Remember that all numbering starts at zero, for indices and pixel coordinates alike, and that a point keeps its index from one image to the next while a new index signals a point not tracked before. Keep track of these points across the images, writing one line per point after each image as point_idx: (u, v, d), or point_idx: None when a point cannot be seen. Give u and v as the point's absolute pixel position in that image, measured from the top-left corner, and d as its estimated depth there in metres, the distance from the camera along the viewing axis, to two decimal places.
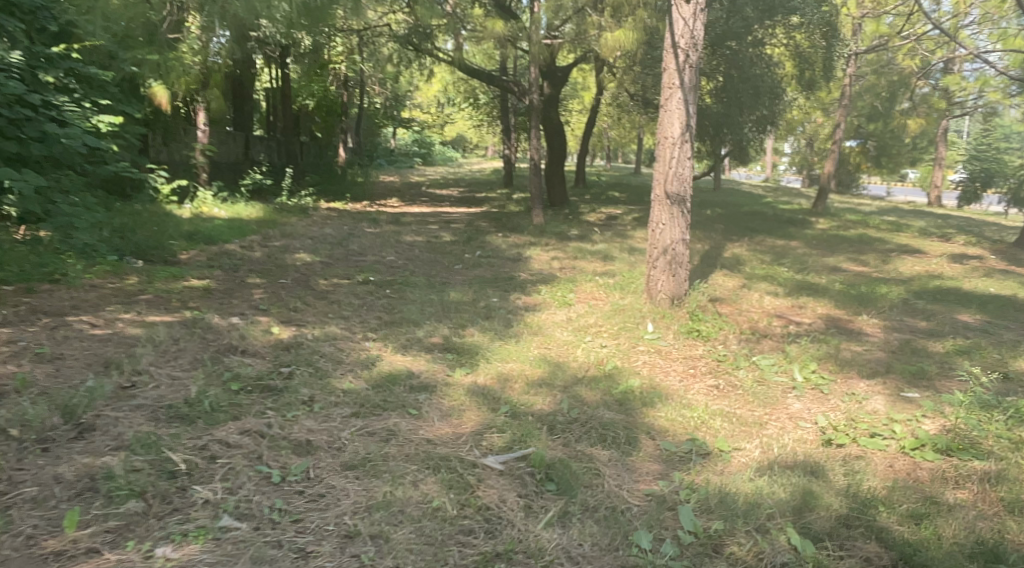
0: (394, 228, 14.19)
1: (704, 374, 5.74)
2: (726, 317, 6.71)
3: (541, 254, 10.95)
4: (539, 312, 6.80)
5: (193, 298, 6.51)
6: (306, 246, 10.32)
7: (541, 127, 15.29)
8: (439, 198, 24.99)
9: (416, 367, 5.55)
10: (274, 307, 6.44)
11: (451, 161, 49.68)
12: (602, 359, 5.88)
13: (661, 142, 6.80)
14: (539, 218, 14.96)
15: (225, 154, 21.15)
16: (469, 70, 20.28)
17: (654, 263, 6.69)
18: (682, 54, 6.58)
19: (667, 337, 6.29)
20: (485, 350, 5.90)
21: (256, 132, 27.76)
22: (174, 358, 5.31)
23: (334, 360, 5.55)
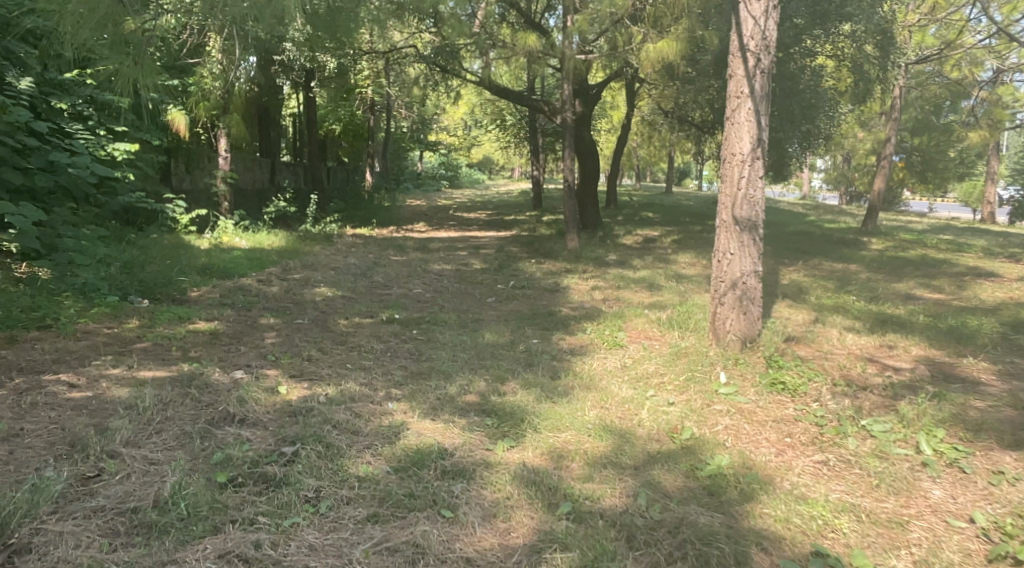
0: (423, 256, 13.50)
1: (805, 447, 4.86)
2: (814, 364, 5.84)
3: (580, 283, 10.15)
4: (590, 359, 5.95)
5: (194, 347, 5.78)
6: (327, 279, 9.62)
7: (574, 147, 14.32)
8: (468, 222, 24.32)
9: (450, 441, 4.70)
10: (285, 357, 5.67)
11: (479, 182, 49.13)
12: (677, 427, 4.99)
13: (728, 160, 6.16)
14: (574, 243, 14.14)
15: (249, 180, 20.68)
16: (497, 90, 19.62)
17: (721, 300, 6.08)
18: (751, 58, 5.97)
19: (748, 393, 5.44)
20: (530, 414, 5.05)
21: (283, 157, 27.24)
22: (155, 434, 4.54)
23: (350, 432, 4.74)
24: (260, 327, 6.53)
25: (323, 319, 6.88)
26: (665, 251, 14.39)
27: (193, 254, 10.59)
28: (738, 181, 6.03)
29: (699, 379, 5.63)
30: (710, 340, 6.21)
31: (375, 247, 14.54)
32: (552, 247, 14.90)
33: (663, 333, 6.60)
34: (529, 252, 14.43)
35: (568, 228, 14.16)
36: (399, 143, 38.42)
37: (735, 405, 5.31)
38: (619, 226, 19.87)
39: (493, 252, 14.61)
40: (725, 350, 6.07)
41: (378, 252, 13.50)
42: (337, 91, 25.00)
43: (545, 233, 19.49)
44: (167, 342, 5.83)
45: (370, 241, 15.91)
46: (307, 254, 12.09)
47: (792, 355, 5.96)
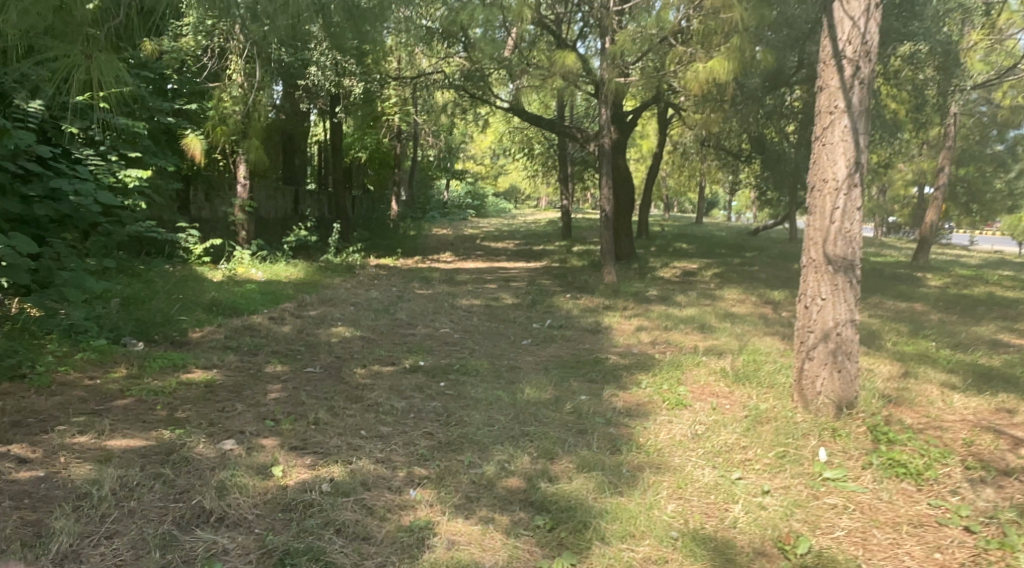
0: (449, 290, 12.72)
1: (962, 564, 3.95)
2: (932, 438, 5.02)
3: (623, 322, 9.29)
4: (656, 428, 5.07)
5: (185, 404, 4.94)
6: (346, 316, 8.83)
7: (612, 173, 13.29)
8: (495, 251, 23.53)
9: (493, 558, 3.75)
10: (285, 422, 4.80)
11: (505, 211, 48.49)
12: (789, 535, 4.05)
13: (817, 187, 5.51)
14: (611, 277, 13.23)
15: (272, 209, 20.09)
16: (527, 116, 18.90)
17: (812, 353, 5.36)
18: (848, 66, 5.36)
19: (863, 480, 4.61)
20: (589, 511, 4.10)
21: (307, 186, 26.55)
22: (104, 541, 3.63)
23: (361, 544, 3.78)
24: (265, 377, 5.70)
25: (337, 366, 6.05)
26: (708, 285, 13.48)
27: (203, 287, 9.80)
28: (832, 211, 5.37)
29: (802, 464, 4.72)
30: (796, 402, 5.47)
31: (400, 279, 13.78)
32: (586, 280, 14.05)
33: (736, 394, 5.71)
34: (562, 286, 13.58)
35: (605, 260, 13.25)
36: (425, 171, 37.87)
37: (855, 497, 4.45)
38: (653, 258, 18.97)
39: (523, 286, 13.78)
40: (816, 413, 5.35)
41: (402, 286, 12.73)
42: (363, 119, 24.41)
43: (576, 265, 18.65)
44: (154, 398, 5.01)
45: (394, 272, 15.15)
46: (328, 287, 11.34)
47: (901, 425, 5.17)
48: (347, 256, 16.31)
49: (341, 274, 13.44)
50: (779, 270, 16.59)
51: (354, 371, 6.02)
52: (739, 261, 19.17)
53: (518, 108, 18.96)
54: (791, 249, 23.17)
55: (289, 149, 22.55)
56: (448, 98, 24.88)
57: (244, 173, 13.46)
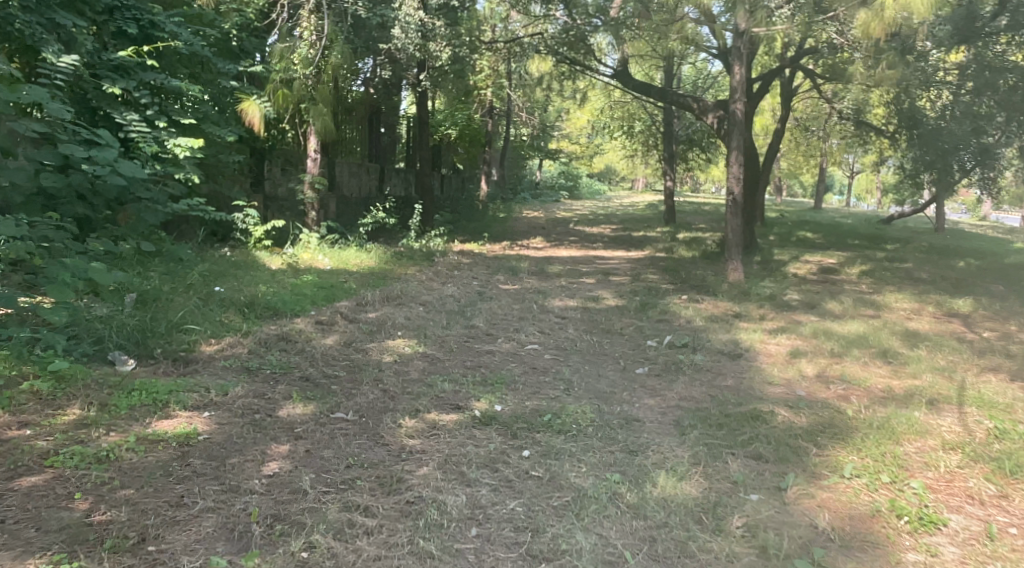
0: (543, 285, 10.83)
1: None
2: None
3: (767, 339, 7.18)
4: None
5: (117, 495, 3.67)
6: (413, 320, 7.05)
7: (742, 148, 10.80)
8: (593, 237, 21.50)
9: None
10: (247, 558, 3.35)
11: (601, 193, 46.10)
12: None
13: None
14: (736, 273, 10.97)
15: (353, 186, 18.60)
16: (636, 85, 16.76)
17: None
18: None
19: None
20: None
21: (400, 164, 23.94)
22: None
23: None
24: (262, 443, 4.19)
25: (385, 420, 4.46)
26: (856, 288, 11.09)
27: (255, 279, 8.21)
28: None
29: None
30: None
31: (486, 270, 11.99)
32: (704, 277, 11.89)
33: (1012, 509, 3.83)
34: (675, 282, 11.49)
35: (728, 255, 10.99)
36: (519, 150, 35.97)
37: None
38: (776, 250, 16.50)
39: (628, 281, 11.72)
40: None
41: (488, 278, 10.91)
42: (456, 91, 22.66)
43: (685, 255, 16.43)
44: (77, 473, 3.80)
45: (480, 261, 13.38)
46: (401, 280, 9.61)
47: None
48: (428, 241, 14.72)
49: (420, 263, 11.79)
50: (934, 269, 13.96)
51: (401, 431, 4.38)
52: (879, 255, 16.49)
53: (625, 75, 16.85)
54: (935, 242, 20.19)
55: (375, 122, 20.98)
56: (547, 69, 22.96)
57: (315, 144, 11.72)
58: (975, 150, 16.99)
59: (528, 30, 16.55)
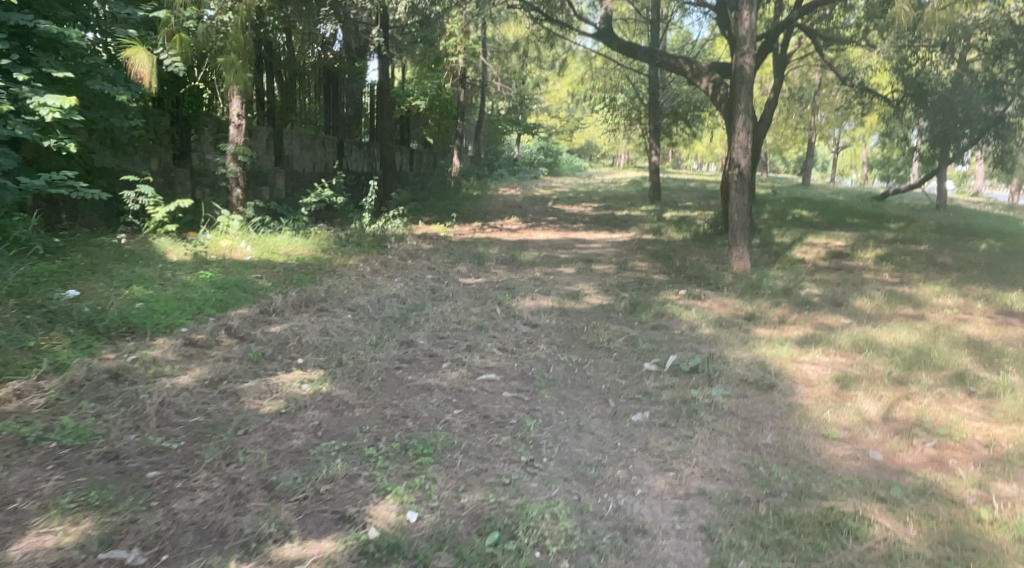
0: (512, 277, 9.10)
1: None
2: None
3: (797, 355, 5.53)
4: None
5: None
6: (332, 335, 5.32)
7: (752, 111, 9.01)
8: (573, 216, 19.72)
9: None
10: None
11: (581, 170, 44.24)
12: None
13: None
14: (743, 262, 9.22)
15: (305, 160, 16.65)
16: (622, 44, 14.95)
17: None
18: None
19: None
20: None
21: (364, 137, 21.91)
22: None
23: None
24: None
25: None
26: (880, 279, 9.44)
27: (137, 275, 6.42)
28: None
29: None
30: None
31: (445, 259, 10.24)
32: (701, 266, 10.22)
33: None
34: (667, 273, 9.82)
35: (732, 240, 9.28)
36: (495, 124, 34.13)
37: None
38: (776, 231, 14.89)
39: (613, 272, 10.01)
40: None
41: (446, 269, 9.17)
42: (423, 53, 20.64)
43: (676, 238, 14.74)
44: None
45: (442, 247, 11.61)
46: (336, 274, 7.85)
47: None
48: (385, 224, 12.88)
49: (369, 251, 10.02)
50: (958, 253, 12.33)
51: None
52: (889, 236, 14.91)
53: (608, 33, 15.03)
54: (943, 221, 18.59)
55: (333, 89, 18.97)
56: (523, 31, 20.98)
57: (238, 108, 9.77)
58: (991, 119, 15.45)
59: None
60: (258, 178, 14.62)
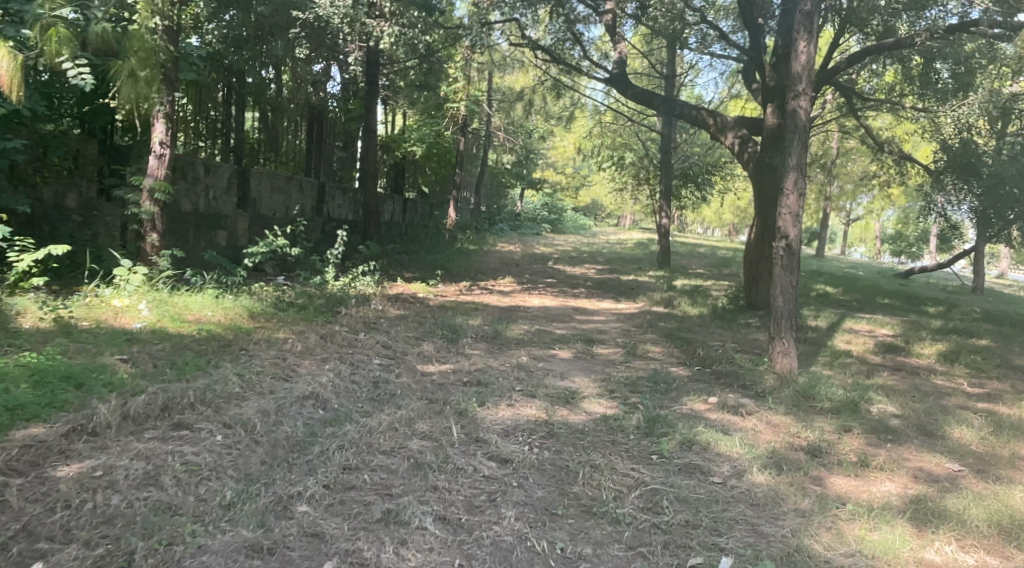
0: (490, 362, 7.05)
1: None
2: None
3: (916, 548, 3.80)
4: None
5: None
6: (150, 494, 3.82)
7: (807, 168, 6.91)
8: (576, 279, 17.70)
9: None
10: None
11: (587, 228, 42.44)
12: None
13: None
14: (787, 362, 7.07)
15: (275, 204, 14.69)
16: (636, 92, 13.09)
17: None
18: None
19: None
20: None
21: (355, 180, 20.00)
22: None
23: None
24: None
25: None
26: (964, 391, 7.35)
27: None
28: None
29: None
30: None
31: (412, 331, 8.26)
32: (730, 357, 8.18)
33: None
34: (688, 365, 7.78)
35: (774, 331, 7.13)
36: (498, 176, 32.44)
37: None
38: (807, 311, 12.90)
39: (621, 360, 7.96)
40: None
41: (411, 348, 7.19)
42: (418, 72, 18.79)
43: (691, 313, 12.72)
44: None
45: (413, 314, 9.61)
46: (248, 357, 5.74)
47: None
48: (353, 284, 10.93)
49: (316, 317, 7.88)
50: None
51: None
52: (939, 324, 12.87)
53: (621, 78, 13.19)
54: (990, 307, 16.55)
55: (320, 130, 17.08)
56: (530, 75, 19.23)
57: (162, 134, 7.86)
58: None
59: (509, 38, 14.45)
60: (212, 223, 12.61)
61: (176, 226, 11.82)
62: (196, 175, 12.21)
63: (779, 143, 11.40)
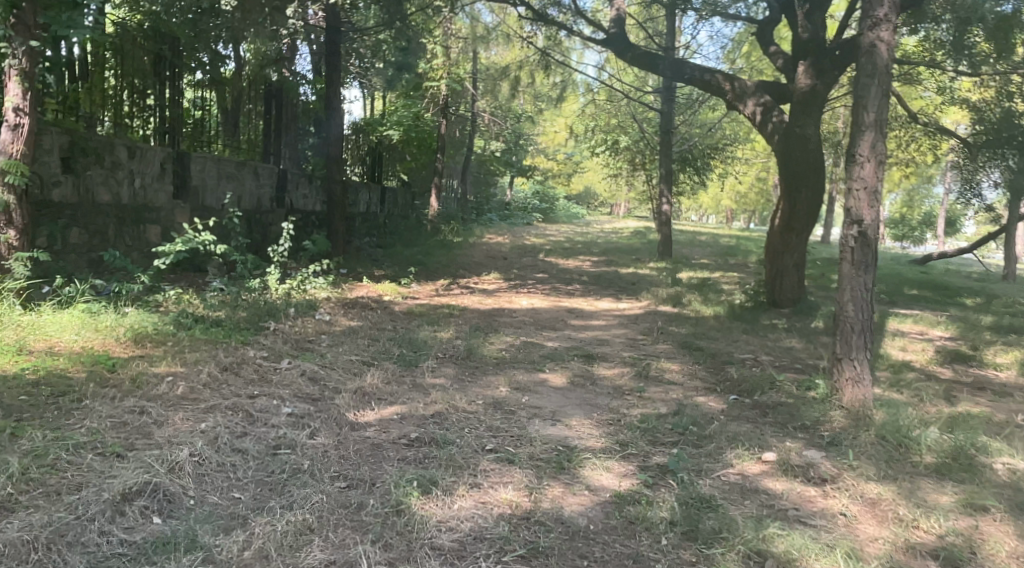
0: (455, 400, 5.17)
1: None
2: None
3: None
4: None
5: None
6: None
7: (887, 126, 5.02)
8: (571, 273, 15.79)
9: None
10: None
11: (579, 217, 40.55)
12: None
13: None
14: (855, 392, 5.23)
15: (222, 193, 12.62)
16: (636, 55, 11.19)
17: None
18: None
19: None
20: None
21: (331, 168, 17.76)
22: None
23: None
24: None
25: None
26: None
27: None
28: None
29: None
30: None
31: (363, 350, 6.40)
32: (771, 379, 6.30)
33: None
34: (719, 395, 5.88)
35: (839, 352, 5.27)
36: (485, 163, 30.50)
37: None
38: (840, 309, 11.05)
39: (630, 389, 6.05)
40: None
41: (352, 379, 5.34)
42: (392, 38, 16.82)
43: (705, 312, 10.85)
44: None
45: (370, 325, 7.75)
46: (76, 421, 3.98)
47: None
48: (301, 288, 9.15)
49: (225, 337, 5.93)
50: None
51: None
52: (995, 322, 11.04)
53: (618, 38, 11.27)
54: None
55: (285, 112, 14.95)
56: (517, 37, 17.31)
57: (16, 97, 6.11)
58: None
59: None
60: (139, 216, 10.48)
61: (92, 220, 9.67)
62: (117, 160, 10.00)
63: (812, 110, 9.59)
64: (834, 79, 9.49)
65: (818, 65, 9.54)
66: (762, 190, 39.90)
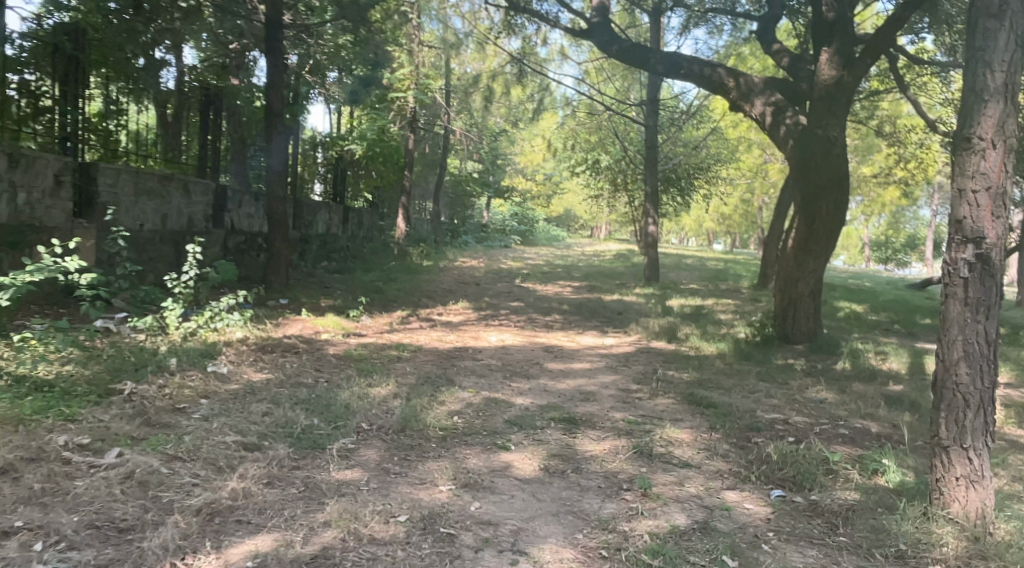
0: (364, 516, 3.38)
1: None
2: None
3: None
4: None
5: None
6: None
7: (1020, 104, 3.69)
8: (551, 302, 14.01)
9: None
10: None
11: (558, 240, 38.87)
12: None
13: None
14: (964, 489, 3.59)
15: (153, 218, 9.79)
16: (622, 48, 9.54)
17: None
18: None
19: None
20: None
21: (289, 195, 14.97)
22: None
23: None
24: None
25: None
26: None
27: None
28: None
29: None
30: None
31: (252, 422, 4.56)
32: (822, 457, 4.55)
33: None
34: (755, 491, 4.12)
35: (945, 436, 3.68)
36: (460, 183, 28.72)
37: None
38: (864, 345, 9.35)
39: (626, 478, 4.26)
40: None
41: (211, 480, 3.55)
42: (352, 42, 14.82)
43: (708, 349, 9.08)
44: None
45: (284, 377, 5.90)
46: None
47: None
48: (214, 326, 7.36)
49: (43, 407, 4.19)
50: None
51: None
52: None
53: (601, 28, 9.59)
54: None
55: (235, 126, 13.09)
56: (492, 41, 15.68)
57: None
58: None
59: None
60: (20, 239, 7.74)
61: None
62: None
63: (837, 106, 8.06)
64: (864, 69, 7.91)
65: (844, 51, 8.02)
66: (747, 212, 38.55)
